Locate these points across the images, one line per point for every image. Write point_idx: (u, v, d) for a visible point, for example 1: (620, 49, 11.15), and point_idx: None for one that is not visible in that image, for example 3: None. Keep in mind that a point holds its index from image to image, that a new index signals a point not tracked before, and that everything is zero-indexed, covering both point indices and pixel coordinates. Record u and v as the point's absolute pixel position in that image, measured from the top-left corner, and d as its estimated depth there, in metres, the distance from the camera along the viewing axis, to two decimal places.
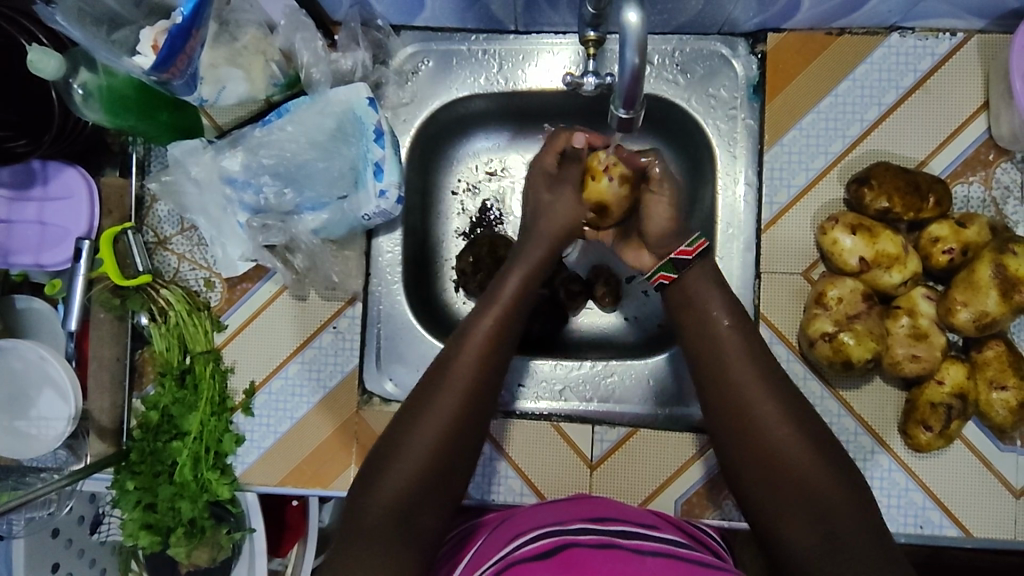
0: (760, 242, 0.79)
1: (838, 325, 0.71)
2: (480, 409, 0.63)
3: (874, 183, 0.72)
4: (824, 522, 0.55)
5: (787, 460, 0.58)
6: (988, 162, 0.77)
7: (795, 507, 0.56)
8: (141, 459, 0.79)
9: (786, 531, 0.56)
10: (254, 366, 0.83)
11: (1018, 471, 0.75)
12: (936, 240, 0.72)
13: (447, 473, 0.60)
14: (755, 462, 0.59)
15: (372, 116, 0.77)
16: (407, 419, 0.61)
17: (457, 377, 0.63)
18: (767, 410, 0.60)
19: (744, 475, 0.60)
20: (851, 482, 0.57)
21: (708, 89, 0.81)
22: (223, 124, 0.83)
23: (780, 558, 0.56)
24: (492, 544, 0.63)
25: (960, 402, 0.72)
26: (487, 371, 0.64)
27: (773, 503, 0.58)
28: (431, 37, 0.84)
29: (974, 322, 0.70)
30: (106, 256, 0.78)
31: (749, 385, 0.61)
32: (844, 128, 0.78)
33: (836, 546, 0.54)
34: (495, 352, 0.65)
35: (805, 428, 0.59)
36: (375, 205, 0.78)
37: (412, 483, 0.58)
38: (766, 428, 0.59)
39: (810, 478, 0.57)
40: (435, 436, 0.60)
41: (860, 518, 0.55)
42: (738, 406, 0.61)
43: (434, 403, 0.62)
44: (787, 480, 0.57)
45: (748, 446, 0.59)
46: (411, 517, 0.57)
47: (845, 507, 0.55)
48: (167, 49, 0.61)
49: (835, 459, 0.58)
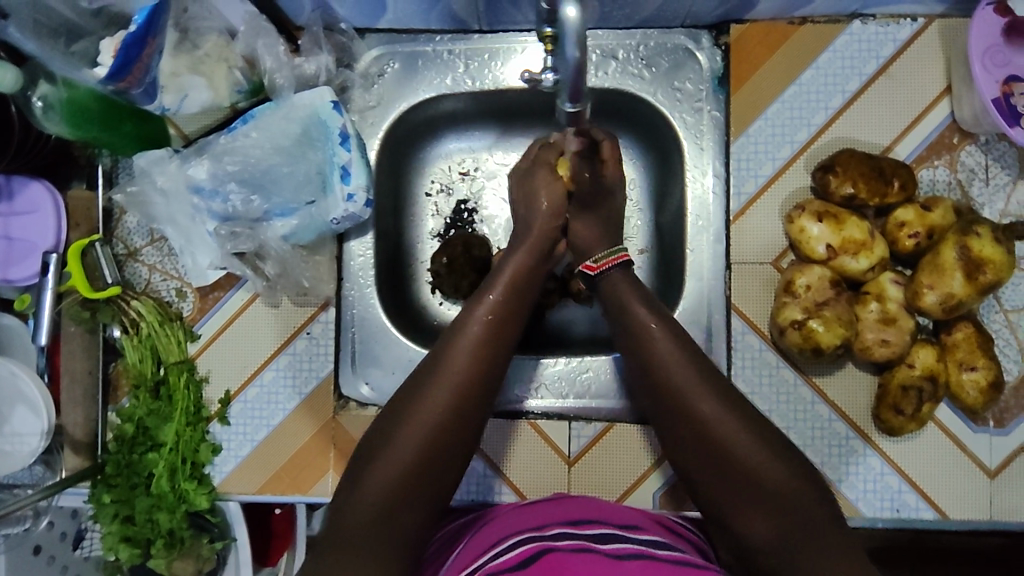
0: (729, 233, 0.80)
1: (807, 312, 0.72)
2: (473, 410, 0.62)
3: (839, 170, 0.73)
4: (780, 515, 0.55)
5: (736, 460, 0.57)
6: (952, 145, 0.77)
7: (750, 503, 0.57)
8: (117, 472, 0.79)
9: (746, 529, 0.57)
10: (228, 375, 0.83)
11: (991, 452, 0.75)
12: (902, 224, 0.72)
13: (433, 476, 0.58)
14: (706, 463, 0.59)
15: (337, 119, 0.77)
16: (395, 416, 0.60)
17: (448, 376, 0.61)
18: (707, 414, 0.59)
19: (696, 478, 0.60)
20: (808, 477, 0.57)
21: (673, 83, 0.81)
22: (190, 133, 0.81)
23: (747, 552, 0.57)
24: (469, 554, 0.63)
25: (930, 384, 0.72)
26: (480, 373, 0.63)
27: (731, 502, 0.58)
28: (396, 39, 0.84)
29: (940, 304, 0.70)
30: (74, 269, 0.77)
31: (689, 387, 0.61)
32: (808, 116, 0.79)
33: (793, 537, 0.54)
34: (490, 353, 0.65)
35: (753, 422, 0.59)
36: (342, 208, 0.78)
37: (395, 482, 0.57)
38: (714, 429, 0.58)
39: (762, 476, 0.56)
40: (421, 438, 0.58)
41: (815, 513, 0.55)
42: (686, 410, 0.60)
43: (421, 398, 0.60)
44: (740, 477, 0.57)
45: (698, 447, 0.59)
46: (394, 517, 0.56)
47: (801, 497, 0.56)
48: (121, 58, 0.61)
49: (788, 454, 0.58)
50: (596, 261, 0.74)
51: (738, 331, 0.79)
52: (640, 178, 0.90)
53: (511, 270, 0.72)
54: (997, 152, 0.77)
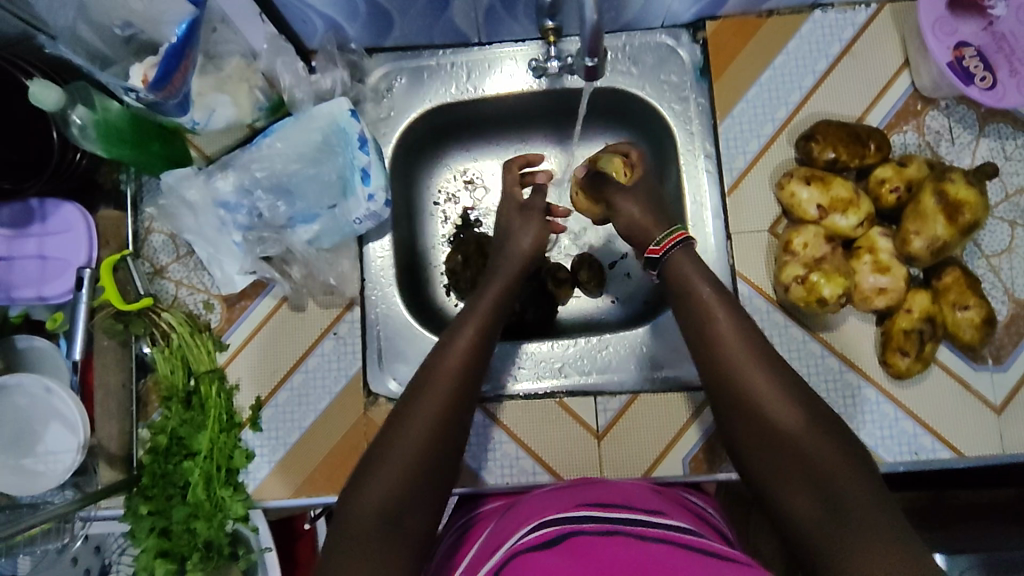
0: (726, 206, 0.86)
1: (807, 268, 0.77)
2: (467, 407, 0.63)
3: (819, 137, 0.80)
4: (825, 493, 0.53)
5: (784, 435, 0.56)
6: (917, 112, 0.85)
7: (794, 479, 0.55)
8: (153, 483, 0.79)
9: (794, 510, 0.54)
10: (258, 382, 0.85)
11: (994, 388, 0.80)
12: (882, 181, 0.79)
13: (436, 470, 0.59)
14: (755, 439, 0.58)
15: (355, 126, 0.82)
16: (394, 422, 0.61)
17: (446, 372, 0.63)
18: (757, 383, 0.59)
19: (746, 454, 0.59)
20: (856, 457, 0.55)
21: (659, 76, 0.89)
22: (211, 153, 0.87)
23: (796, 543, 0.54)
24: (489, 543, 0.59)
25: (928, 325, 0.77)
26: (473, 364, 0.65)
27: (782, 480, 0.56)
28: (401, 56, 0.91)
29: (927, 247, 0.76)
30: (108, 284, 0.79)
31: (739, 360, 0.61)
32: (785, 96, 0.86)
33: (841, 518, 0.51)
34: (483, 351, 0.67)
35: (803, 400, 0.58)
36: (364, 208, 0.82)
37: (399, 485, 0.57)
38: (758, 402, 0.58)
39: (812, 454, 0.55)
40: (421, 441, 0.59)
41: (865, 492, 0.52)
42: (728, 376, 0.60)
43: (417, 401, 0.61)
44: (788, 454, 0.56)
45: (747, 423, 0.59)
46: (402, 518, 0.56)
47: (843, 471, 0.53)
48: (163, 68, 0.66)
49: (839, 434, 0.56)
50: (658, 244, 0.71)
51: (745, 296, 0.83)
52: None
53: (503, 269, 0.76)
54: (958, 114, 0.84)
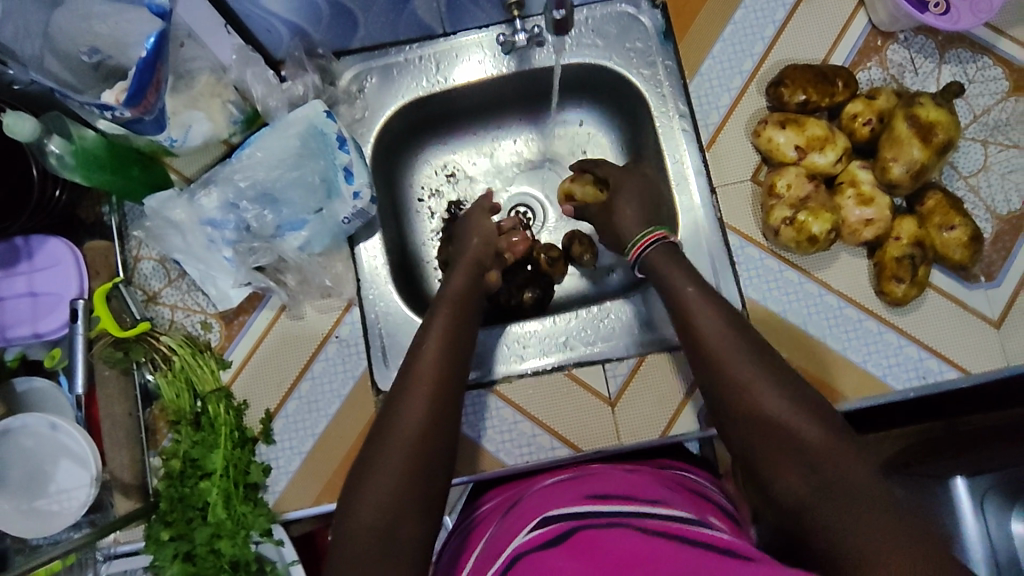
0: (706, 161, 0.87)
1: (793, 208, 0.78)
2: (450, 406, 0.63)
3: (788, 81, 0.81)
4: (819, 475, 0.53)
5: (777, 421, 0.56)
6: (878, 47, 0.87)
7: (788, 463, 0.54)
8: (171, 508, 0.78)
9: (787, 494, 0.54)
10: (265, 396, 0.83)
11: (990, 303, 0.81)
12: (855, 116, 0.80)
13: (426, 475, 0.58)
14: (749, 426, 0.57)
15: (331, 126, 0.82)
16: (374, 439, 0.60)
17: (421, 379, 0.63)
18: (746, 373, 0.59)
19: (742, 443, 0.58)
20: (848, 441, 0.55)
21: (624, 45, 0.90)
22: (190, 173, 0.87)
23: (789, 520, 0.54)
24: (500, 539, 0.59)
25: (919, 249, 0.78)
26: (446, 364, 0.65)
27: (777, 465, 0.55)
28: (369, 57, 0.92)
29: (907, 172, 0.77)
30: (102, 313, 0.79)
31: (725, 348, 0.61)
32: (750, 48, 0.87)
33: (836, 498, 0.51)
34: (455, 350, 0.68)
35: (791, 387, 0.58)
36: (351, 206, 0.83)
37: (390, 495, 0.56)
38: (750, 391, 0.58)
39: (806, 439, 0.55)
40: (406, 449, 0.58)
41: (858, 472, 0.52)
42: (717, 365, 0.61)
43: (394, 413, 0.61)
44: (782, 439, 0.55)
45: (741, 410, 0.58)
46: (397, 530, 0.55)
47: (835, 455, 0.53)
48: (136, 82, 0.65)
49: (828, 419, 0.56)
50: None
51: (737, 247, 0.84)
52: (610, 139, 0.99)
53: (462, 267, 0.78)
54: (917, 45, 0.86)
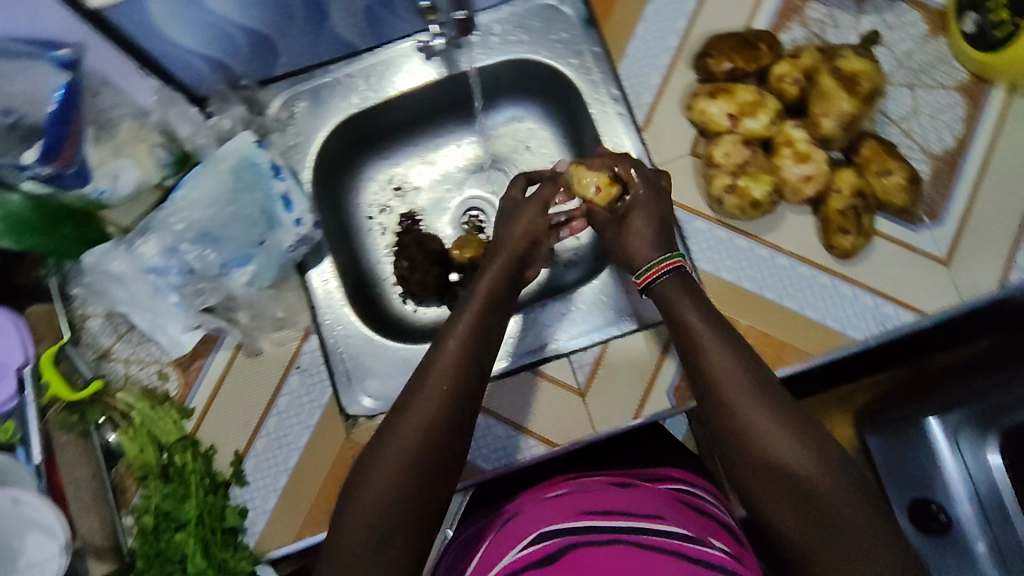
0: (645, 141, 0.86)
1: (734, 175, 0.78)
2: (472, 406, 0.55)
3: (713, 51, 0.81)
4: (816, 515, 0.49)
5: (769, 454, 0.51)
6: (798, 6, 0.87)
7: (783, 498, 0.50)
8: (149, 565, 0.76)
9: (783, 530, 0.50)
10: (232, 438, 0.81)
11: (937, 243, 0.81)
12: (782, 77, 0.81)
13: (430, 482, 0.51)
14: (740, 457, 0.53)
15: (264, 155, 0.83)
16: (379, 438, 0.53)
17: (442, 371, 0.56)
18: (736, 397, 0.54)
19: (736, 471, 0.54)
20: (847, 474, 0.50)
21: (550, 36, 0.90)
22: (128, 224, 0.84)
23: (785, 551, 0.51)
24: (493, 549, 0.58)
25: (861, 199, 0.78)
26: (473, 360, 0.57)
27: (769, 499, 0.51)
28: (296, 80, 0.90)
29: (839, 125, 0.78)
30: (51, 377, 0.77)
31: (718, 371, 0.55)
32: (672, 24, 0.88)
33: (832, 541, 0.48)
34: (484, 344, 0.59)
35: (786, 415, 0.53)
36: (294, 233, 0.82)
37: (388, 499, 0.50)
38: (743, 418, 0.53)
39: (801, 475, 0.50)
40: (414, 446, 0.52)
41: (856, 509, 0.48)
42: (708, 387, 0.55)
43: (407, 408, 0.54)
44: (777, 475, 0.51)
45: (733, 439, 0.53)
46: (393, 537, 0.49)
47: (834, 492, 0.49)
48: (53, 135, 0.75)
49: (826, 448, 0.51)
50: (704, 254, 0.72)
51: (686, 222, 0.83)
52: (550, 132, 0.99)
53: (508, 245, 0.70)
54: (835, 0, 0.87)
